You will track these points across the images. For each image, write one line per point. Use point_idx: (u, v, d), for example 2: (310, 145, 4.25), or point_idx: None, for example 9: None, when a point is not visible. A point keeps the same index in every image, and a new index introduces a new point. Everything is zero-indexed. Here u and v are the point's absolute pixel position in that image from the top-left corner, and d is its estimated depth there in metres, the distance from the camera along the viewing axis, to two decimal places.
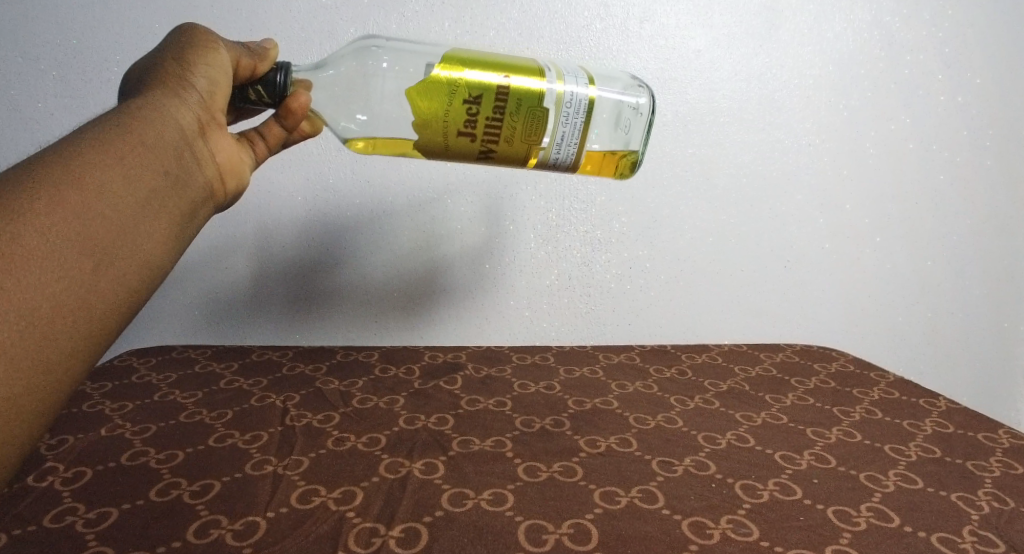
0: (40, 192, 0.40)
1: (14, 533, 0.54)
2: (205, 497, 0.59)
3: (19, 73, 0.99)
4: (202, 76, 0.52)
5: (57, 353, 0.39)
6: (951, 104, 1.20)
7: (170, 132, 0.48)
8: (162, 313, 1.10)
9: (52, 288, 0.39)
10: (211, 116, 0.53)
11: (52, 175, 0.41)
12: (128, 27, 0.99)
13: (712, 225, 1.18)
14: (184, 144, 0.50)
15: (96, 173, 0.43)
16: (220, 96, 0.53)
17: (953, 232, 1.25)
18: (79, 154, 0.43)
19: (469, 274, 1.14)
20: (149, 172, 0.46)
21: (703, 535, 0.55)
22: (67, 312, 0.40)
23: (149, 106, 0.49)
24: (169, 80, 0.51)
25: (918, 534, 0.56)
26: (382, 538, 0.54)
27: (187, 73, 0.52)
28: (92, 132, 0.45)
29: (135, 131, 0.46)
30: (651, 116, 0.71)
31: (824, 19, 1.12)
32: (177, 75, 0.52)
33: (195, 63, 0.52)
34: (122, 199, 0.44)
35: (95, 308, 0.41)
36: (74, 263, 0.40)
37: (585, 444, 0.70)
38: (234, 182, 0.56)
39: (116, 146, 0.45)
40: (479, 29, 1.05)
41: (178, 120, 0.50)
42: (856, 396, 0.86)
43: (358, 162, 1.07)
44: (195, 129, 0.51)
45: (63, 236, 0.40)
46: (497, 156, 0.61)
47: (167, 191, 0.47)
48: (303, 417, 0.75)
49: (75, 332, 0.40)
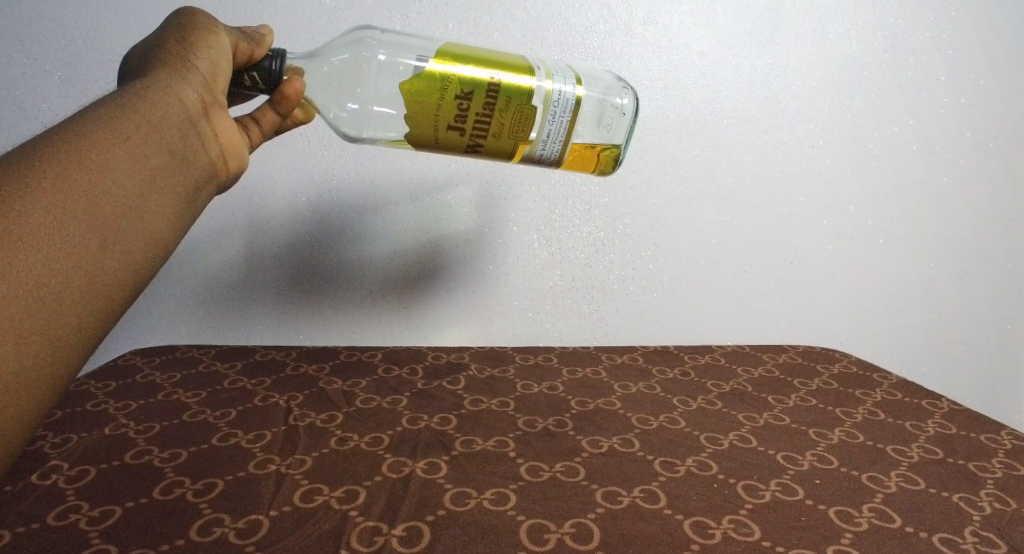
0: (48, 169, 0.40)
1: (18, 530, 0.54)
2: (208, 496, 0.59)
3: (24, 73, 1.00)
4: (205, 59, 0.53)
5: (65, 329, 0.40)
6: (954, 106, 1.20)
7: (175, 111, 0.49)
8: (167, 315, 1.11)
9: (62, 264, 0.39)
10: (214, 98, 0.53)
11: (61, 152, 0.42)
12: (133, 28, 1.00)
13: (716, 226, 1.18)
14: (189, 123, 0.50)
15: (102, 150, 0.43)
16: (222, 79, 0.53)
17: (958, 234, 1.25)
18: (84, 131, 0.43)
19: (474, 273, 1.14)
20: (155, 150, 0.46)
21: (705, 535, 0.55)
22: (75, 288, 0.40)
23: (154, 85, 0.49)
24: (173, 61, 0.52)
25: (920, 534, 0.56)
26: (385, 537, 0.54)
27: (190, 55, 0.52)
28: (100, 109, 0.45)
29: (141, 111, 0.47)
30: (633, 117, 0.73)
31: (828, 22, 1.12)
32: (181, 56, 0.52)
33: (198, 47, 0.53)
34: (129, 177, 0.44)
35: (102, 284, 0.42)
36: (83, 239, 0.41)
37: (588, 444, 0.70)
38: (236, 162, 0.55)
39: (123, 125, 0.45)
40: (484, 31, 1.06)
41: (184, 101, 0.50)
42: (859, 397, 0.86)
43: (363, 162, 1.08)
44: (200, 109, 0.51)
45: (72, 212, 0.40)
46: (485, 150, 0.62)
47: (172, 170, 0.47)
48: (307, 416, 0.76)
49: (82, 308, 0.40)
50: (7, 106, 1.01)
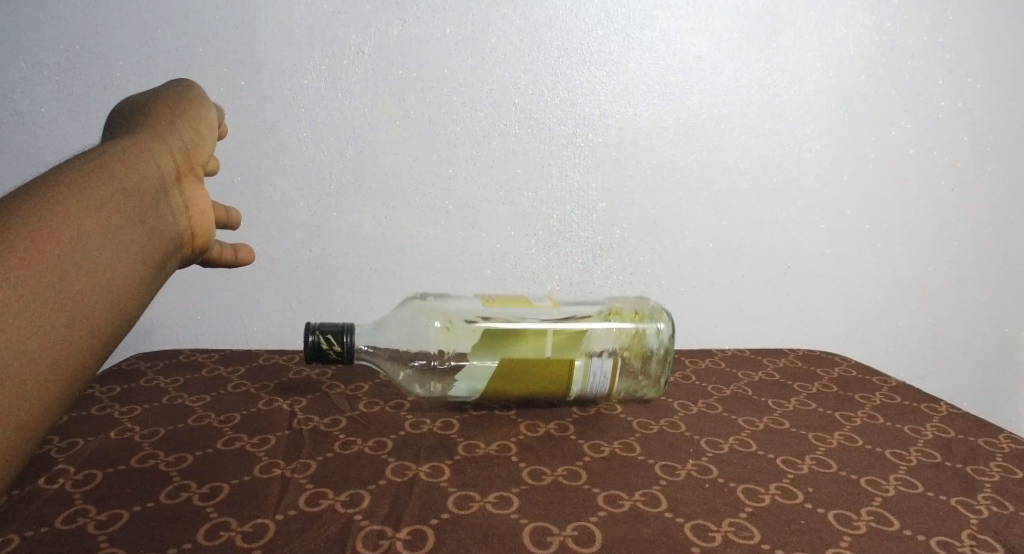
0: (21, 236, 0.46)
1: (27, 534, 0.55)
2: (214, 500, 0.60)
3: (25, 79, 1.07)
4: (186, 130, 0.61)
5: (35, 386, 0.44)
6: (952, 110, 1.20)
7: (153, 178, 0.56)
8: (175, 318, 1.15)
9: (37, 326, 0.45)
10: (189, 168, 0.60)
11: (30, 221, 0.47)
12: (133, 35, 1.06)
13: (714, 230, 1.18)
14: (166, 191, 0.57)
15: (77, 222, 0.49)
16: (202, 149, 0.61)
17: (955, 238, 1.26)
18: (49, 198, 0.49)
19: (472, 279, 1.16)
20: (129, 220, 0.52)
21: (705, 538, 0.55)
22: (54, 349, 0.45)
23: (127, 154, 0.55)
24: (153, 130, 0.59)
25: (917, 537, 0.57)
26: (390, 540, 0.54)
27: (172, 125, 0.60)
28: (65, 181, 0.51)
29: (120, 182, 0.53)
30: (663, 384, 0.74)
31: (825, 27, 1.14)
32: (166, 125, 0.60)
33: (183, 118, 0.62)
34: (99, 246, 0.50)
35: (71, 346, 0.47)
36: (47, 304, 0.46)
37: (589, 448, 0.71)
38: (203, 231, 0.60)
39: (98, 197, 0.51)
40: (481, 35, 1.08)
41: (163, 170, 0.57)
42: (859, 401, 0.87)
43: (361, 170, 1.11)
44: (174, 178, 0.58)
45: (51, 275, 0.46)
46: None
47: (143, 240, 0.53)
48: (310, 420, 0.77)
49: (53, 368, 0.45)
50: (5, 110, 1.08)
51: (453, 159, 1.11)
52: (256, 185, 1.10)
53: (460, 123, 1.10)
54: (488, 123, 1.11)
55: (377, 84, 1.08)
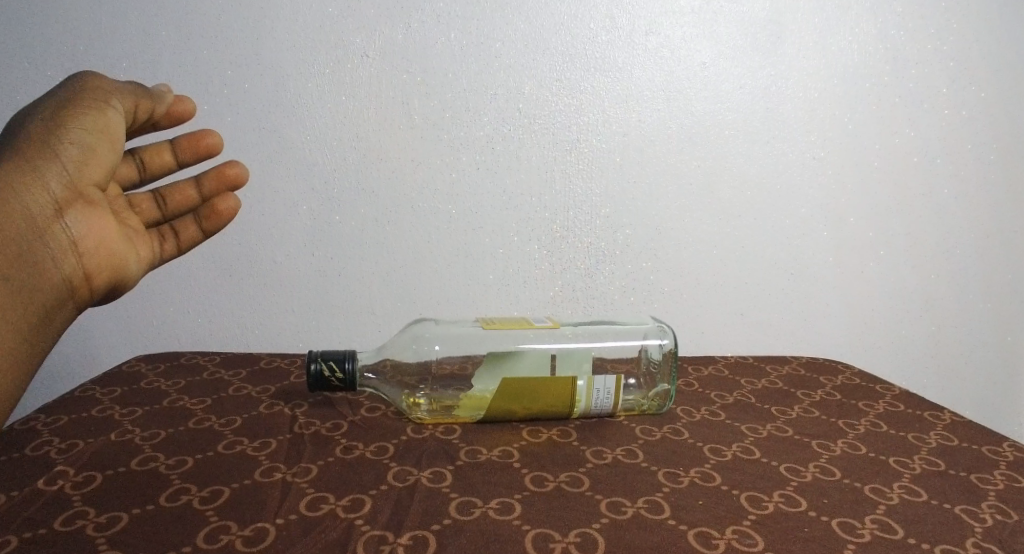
0: None
1: (26, 535, 0.55)
2: (214, 504, 0.60)
3: (28, 80, 1.08)
4: (70, 144, 0.58)
5: None
6: (955, 118, 1.20)
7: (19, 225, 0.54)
8: (176, 320, 1.15)
9: None
10: (72, 195, 0.59)
11: None
12: (138, 36, 1.06)
13: (716, 237, 1.18)
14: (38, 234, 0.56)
15: None
16: (88, 165, 0.59)
17: (957, 247, 1.25)
18: None
19: (473, 284, 1.15)
20: None
21: (709, 545, 0.55)
22: None
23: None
24: (35, 152, 0.57)
25: (922, 545, 0.56)
26: (391, 545, 0.54)
27: (55, 142, 0.58)
28: None
29: None
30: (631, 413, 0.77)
31: (829, 33, 1.14)
32: (45, 143, 0.57)
33: (71, 128, 0.58)
34: None
35: None
36: None
37: (591, 455, 0.70)
38: (103, 260, 0.60)
39: None
40: (485, 40, 1.08)
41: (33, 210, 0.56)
42: (862, 409, 0.87)
43: (363, 173, 1.11)
44: (51, 214, 0.57)
45: None
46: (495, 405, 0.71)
47: (12, 300, 0.52)
48: (312, 424, 0.76)
49: None
50: (7, 111, 1.09)
51: (456, 163, 1.11)
52: (258, 189, 1.10)
53: (463, 127, 1.10)
54: (491, 127, 1.11)
55: (381, 88, 1.08)
